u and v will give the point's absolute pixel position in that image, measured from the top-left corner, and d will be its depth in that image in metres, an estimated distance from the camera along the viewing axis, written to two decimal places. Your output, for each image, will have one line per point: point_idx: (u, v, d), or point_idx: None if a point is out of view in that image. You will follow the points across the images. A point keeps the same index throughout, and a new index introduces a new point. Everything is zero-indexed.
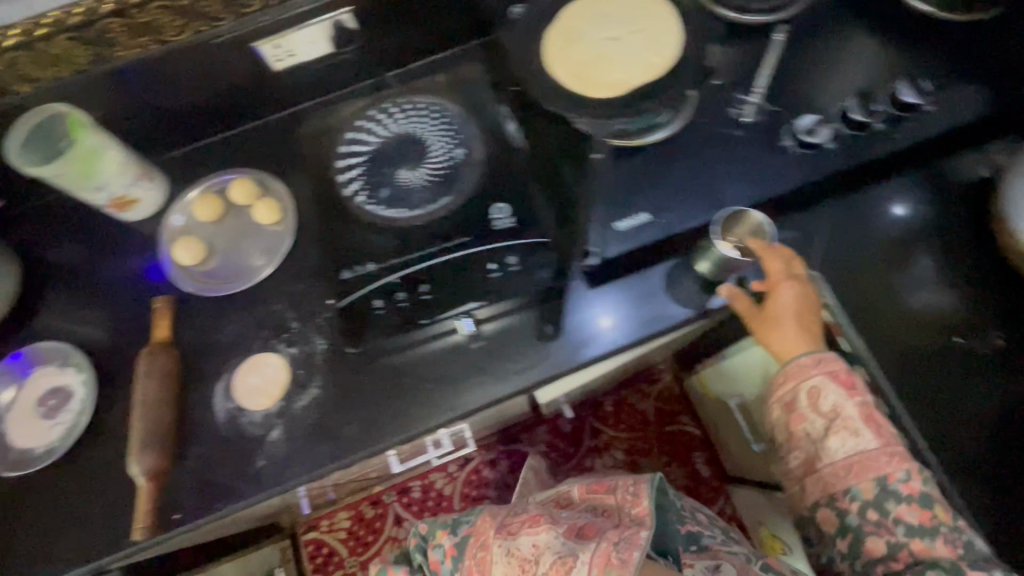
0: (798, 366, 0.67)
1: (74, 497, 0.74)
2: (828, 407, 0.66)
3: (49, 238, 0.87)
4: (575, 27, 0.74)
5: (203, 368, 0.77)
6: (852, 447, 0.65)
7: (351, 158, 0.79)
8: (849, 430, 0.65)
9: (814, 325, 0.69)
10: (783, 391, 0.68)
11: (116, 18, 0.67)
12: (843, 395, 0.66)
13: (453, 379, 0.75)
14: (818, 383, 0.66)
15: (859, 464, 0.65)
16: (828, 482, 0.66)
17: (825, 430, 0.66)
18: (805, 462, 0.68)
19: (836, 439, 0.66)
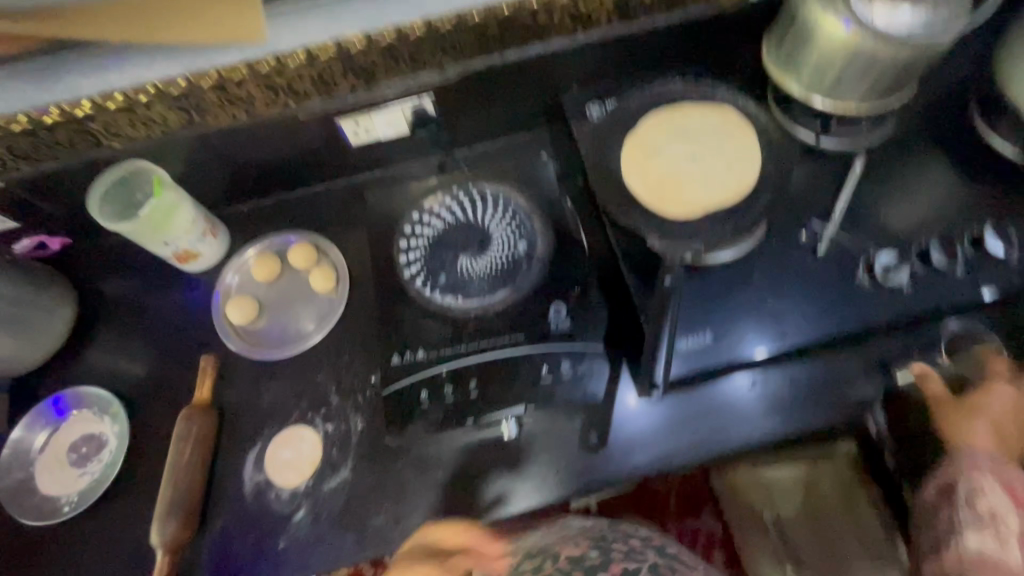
0: (973, 459, 0.65)
1: (92, 553, 0.72)
2: (987, 507, 0.62)
3: (107, 279, 0.88)
4: (653, 140, 0.74)
5: (237, 434, 0.76)
6: (989, 546, 0.60)
7: (413, 241, 0.80)
8: (999, 533, 0.61)
9: (1014, 439, 0.68)
10: (941, 477, 0.66)
11: (213, 91, 0.70)
12: (1005, 504, 0.62)
13: (489, 479, 0.72)
14: (988, 482, 0.63)
15: (988, 561, 0.60)
16: (948, 562, 0.61)
17: (970, 523, 0.62)
18: (934, 541, 0.64)
19: (976, 534, 0.61)
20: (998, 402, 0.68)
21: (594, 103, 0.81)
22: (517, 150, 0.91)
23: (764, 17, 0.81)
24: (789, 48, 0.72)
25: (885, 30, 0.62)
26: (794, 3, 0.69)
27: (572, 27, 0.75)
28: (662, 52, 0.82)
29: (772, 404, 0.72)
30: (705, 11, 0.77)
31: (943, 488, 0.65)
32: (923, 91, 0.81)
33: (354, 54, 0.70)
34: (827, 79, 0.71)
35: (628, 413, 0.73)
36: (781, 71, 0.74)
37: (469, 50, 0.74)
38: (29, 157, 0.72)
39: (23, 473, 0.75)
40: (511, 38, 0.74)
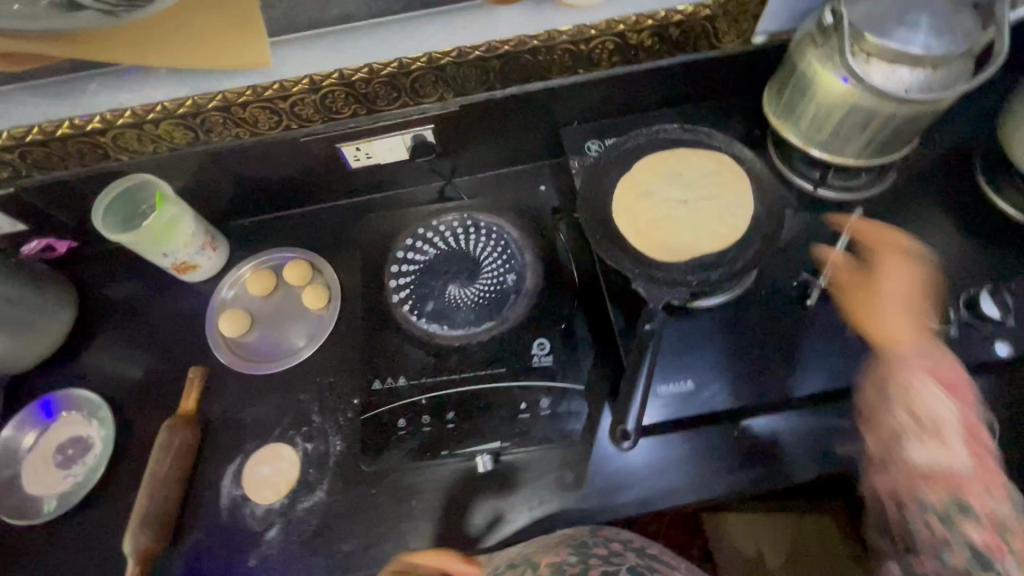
0: (898, 359, 0.60)
1: (68, 556, 0.73)
2: (927, 415, 0.55)
3: (108, 285, 0.90)
4: (646, 181, 0.74)
5: (219, 447, 0.77)
6: (937, 457, 0.53)
7: (404, 266, 0.80)
8: (942, 440, 0.54)
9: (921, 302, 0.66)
10: (874, 376, 0.61)
11: (219, 112, 0.72)
12: (947, 403, 0.56)
13: (462, 511, 0.72)
14: (927, 385, 0.57)
15: (938, 472, 0.53)
16: (899, 478, 0.55)
17: (910, 430, 0.56)
18: (881, 452, 0.57)
19: (919, 445, 0.54)
20: (892, 280, 0.67)
21: (592, 140, 0.82)
22: (516, 179, 0.92)
23: (767, 65, 0.81)
24: (789, 97, 0.72)
25: (883, 88, 0.62)
26: (795, 54, 0.69)
27: (573, 65, 0.76)
28: (663, 93, 0.83)
29: (752, 454, 0.71)
30: (708, 56, 0.77)
31: (881, 395, 0.59)
32: (923, 147, 0.81)
33: (356, 83, 0.71)
34: (824, 130, 0.70)
35: (606, 452, 0.73)
36: (780, 119, 0.74)
37: (471, 84, 0.75)
38: (40, 165, 0.74)
39: (10, 472, 0.77)
40: (512, 74, 0.75)
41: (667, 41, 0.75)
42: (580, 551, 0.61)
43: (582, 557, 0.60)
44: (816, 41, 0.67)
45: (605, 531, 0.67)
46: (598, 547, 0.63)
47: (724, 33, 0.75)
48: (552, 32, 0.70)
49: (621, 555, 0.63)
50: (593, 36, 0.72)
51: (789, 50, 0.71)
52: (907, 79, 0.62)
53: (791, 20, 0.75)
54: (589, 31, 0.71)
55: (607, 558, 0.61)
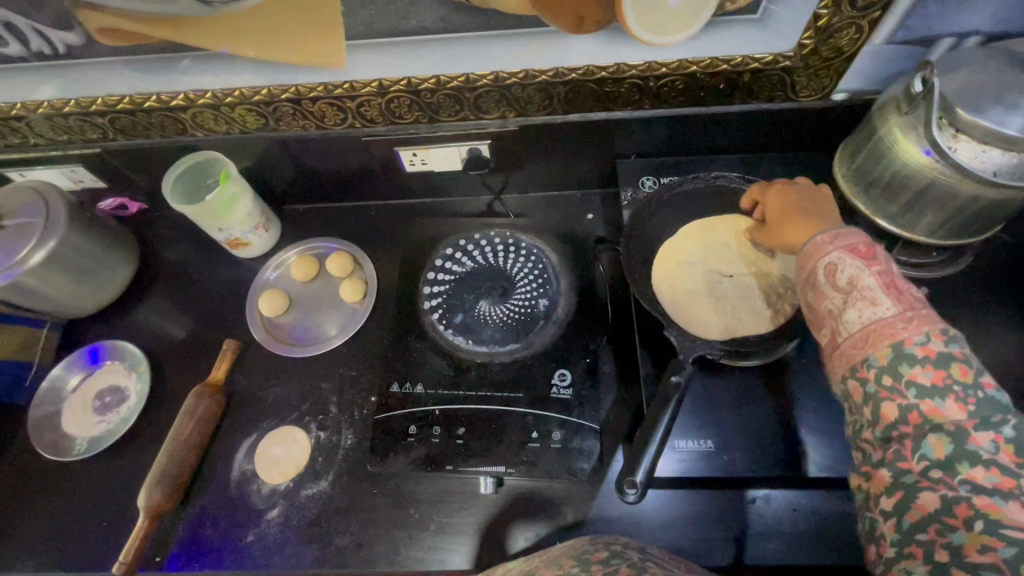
0: (809, 246, 0.52)
1: (86, 499, 0.77)
2: (844, 279, 0.49)
3: (166, 249, 0.95)
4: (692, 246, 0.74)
5: (239, 421, 0.80)
6: (872, 317, 0.46)
7: (440, 274, 0.82)
8: (868, 298, 0.47)
9: (830, 213, 0.58)
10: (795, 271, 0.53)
11: (290, 103, 0.76)
12: (859, 266, 0.48)
13: (456, 528, 0.71)
14: (835, 257, 0.50)
15: (876, 330, 0.46)
16: (846, 356, 0.48)
17: (841, 304, 0.48)
18: (828, 342, 0.50)
19: (851, 310, 0.48)
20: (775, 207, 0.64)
21: (647, 177, 0.82)
22: (565, 203, 0.92)
23: (844, 124, 0.77)
24: (861, 161, 0.69)
25: (967, 167, 0.57)
26: (877, 118, 0.66)
27: (638, 99, 0.75)
28: (728, 139, 0.80)
29: (765, 529, 0.67)
30: (781, 107, 0.75)
31: (808, 283, 0.51)
32: (999, 237, 0.76)
33: (421, 91, 0.73)
34: (895, 201, 0.66)
35: (612, 497, 0.71)
36: (850, 183, 0.71)
37: (533, 106, 0.76)
38: (126, 132, 0.80)
39: (52, 408, 0.83)
40: (575, 101, 0.75)
41: (738, 87, 0.73)
42: (582, 559, 0.48)
43: (584, 567, 0.46)
44: (900, 108, 0.63)
45: (606, 537, 0.53)
46: (598, 551, 0.49)
47: (801, 86, 0.72)
48: (622, 65, 0.69)
49: (623, 555, 0.48)
50: (663, 74, 0.71)
51: (871, 113, 0.68)
52: (997, 160, 0.57)
53: (879, 82, 0.71)
54: (660, 68, 0.70)
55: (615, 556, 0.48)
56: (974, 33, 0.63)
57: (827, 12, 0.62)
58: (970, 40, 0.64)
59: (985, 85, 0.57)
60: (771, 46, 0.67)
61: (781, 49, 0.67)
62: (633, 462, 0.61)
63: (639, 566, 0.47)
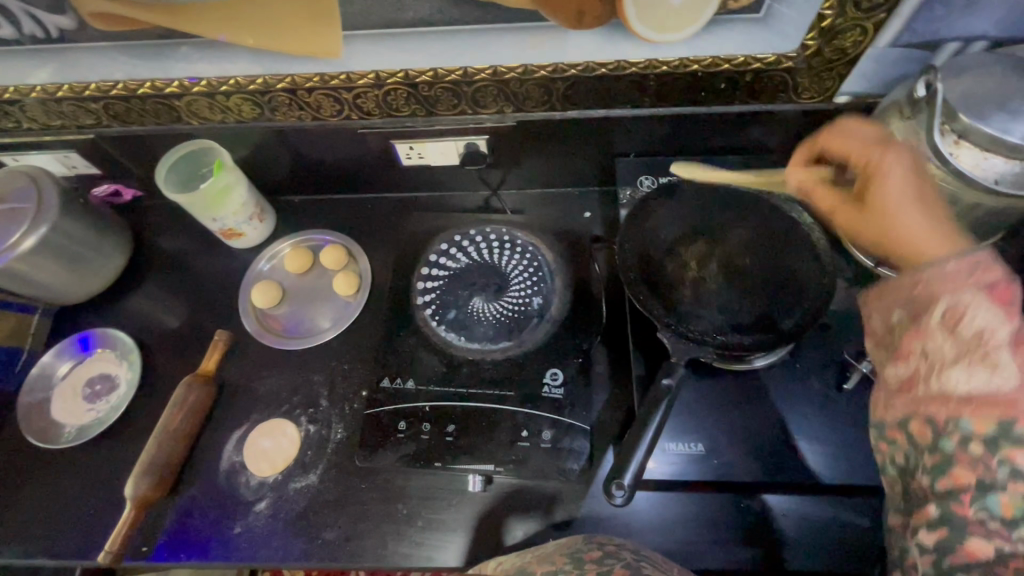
0: (932, 273, 0.43)
1: (74, 487, 0.77)
2: (971, 328, 0.39)
3: (160, 237, 0.95)
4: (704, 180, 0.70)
5: (230, 412, 0.80)
6: (985, 386, 0.37)
7: (434, 270, 0.81)
8: (989, 360, 0.38)
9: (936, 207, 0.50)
10: (894, 287, 0.45)
11: (285, 93, 0.75)
12: (996, 315, 0.39)
13: (443, 525, 0.71)
14: (968, 297, 0.40)
15: (987, 400, 0.37)
16: (924, 405, 0.40)
17: (952, 357, 0.39)
18: (903, 377, 0.42)
19: (960, 369, 0.38)
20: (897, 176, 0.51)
21: (646, 176, 0.81)
22: (563, 201, 0.91)
23: None
24: None
25: (968, 174, 0.57)
26: (879, 122, 0.65)
27: (639, 97, 0.74)
28: (728, 140, 0.80)
29: (753, 534, 0.67)
30: (783, 109, 0.74)
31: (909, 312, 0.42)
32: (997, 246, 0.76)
33: (418, 84, 0.72)
34: None
35: (600, 497, 0.71)
36: None
37: (531, 102, 0.75)
38: (120, 119, 0.79)
39: (42, 394, 0.83)
40: (574, 98, 0.74)
41: (740, 87, 0.72)
42: (575, 558, 0.50)
43: (578, 564, 0.48)
44: (903, 112, 0.62)
45: (599, 536, 0.55)
46: (591, 551, 0.51)
47: (803, 88, 0.71)
48: (621, 62, 0.68)
49: (616, 556, 0.50)
50: (663, 72, 0.70)
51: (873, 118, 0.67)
52: (999, 168, 0.57)
53: (882, 85, 0.70)
54: (661, 66, 0.69)
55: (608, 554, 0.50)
56: (979, 38, 0.62)
57: (831, 14, 0.61)
58: (975, 45, 0.63)
59: (989, 91, 0.56)
60: (775, 46, 0.66)
61: (784, 50, 0.66)
62: (622, 463, 0.61)
63: (634, 564, 0.49)
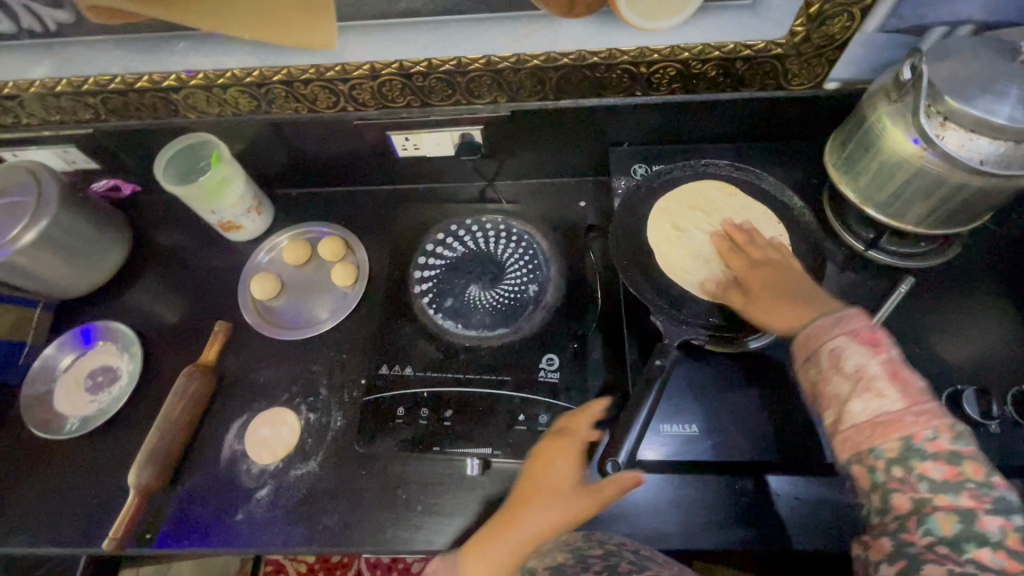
0: (811, 329, 0.53)
1: (77, 477, 0.78)
2: (852, 366, 0.48)
3: (159, 230, 0.95)
4: (678, 233, 0.74)
5: (230, 401, 0.81)
6: (877, 410, 0.46)
7: (431, 259, 0.82)
8: (874, 390, 0.46)
9: (812, 285, 0.60)
10: (796, 350, 0.54)
11: (281, 85, 0.75)
12: (865, 351, 0.48)
13: (443, 509, 0.72)
14: (839, 342, 0.50)
15: (885, 424, 0.45)
16: (850, 443, 0.47)
17: (848, 392, 0.47)
18: (830, 423, 0.49)
19: (857, 401, 0.47)
20: (770, 274, 0.64)
21: (640, 164, 0.82)
22: (558, 190, 0.92)
23: (836, 113, 0.77)
24: (852, 150, 0.69)
25: (955, 155, 0.58)
26: (867, 106, 0.66)
27: (631, 86, 0.75)
28: (721, 128, 0.81)
29: (747, 513, 0.68)
30: (774, 96, 0.75)
31: (812, 366, 0.51)
32: (986, 229, 0.77)
33: (413, 75, 0.73)
34: (885, 189, 0.67)
35: None
36: (840, 172, 0.72)
37: (525, 91, 0.76)
38: (118, 112, 0.80)
39: (45, 387, 0.84)
40: (567, 87, 0.75)
41: (730, 75, 0.73)
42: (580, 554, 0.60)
43: None
44: (889, 95, 0.63)
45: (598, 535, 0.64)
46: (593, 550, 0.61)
47: (793, 75, 0.72)
48: (614, 51, 0.69)
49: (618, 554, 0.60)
50: (654, 60, 0.71)
51: (862, 102, 0.68)
52: (984, 149, 0.58)
53: (871, 71, 0.71)
54: (651, 54, 0.70)
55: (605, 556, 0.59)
56: (966, 22, 0.63)
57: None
58: (963, 28, 0.64)
59: (974, 73, 0.57)
60: (764, 32, 0.66)
61: (773, 37, 0.67)
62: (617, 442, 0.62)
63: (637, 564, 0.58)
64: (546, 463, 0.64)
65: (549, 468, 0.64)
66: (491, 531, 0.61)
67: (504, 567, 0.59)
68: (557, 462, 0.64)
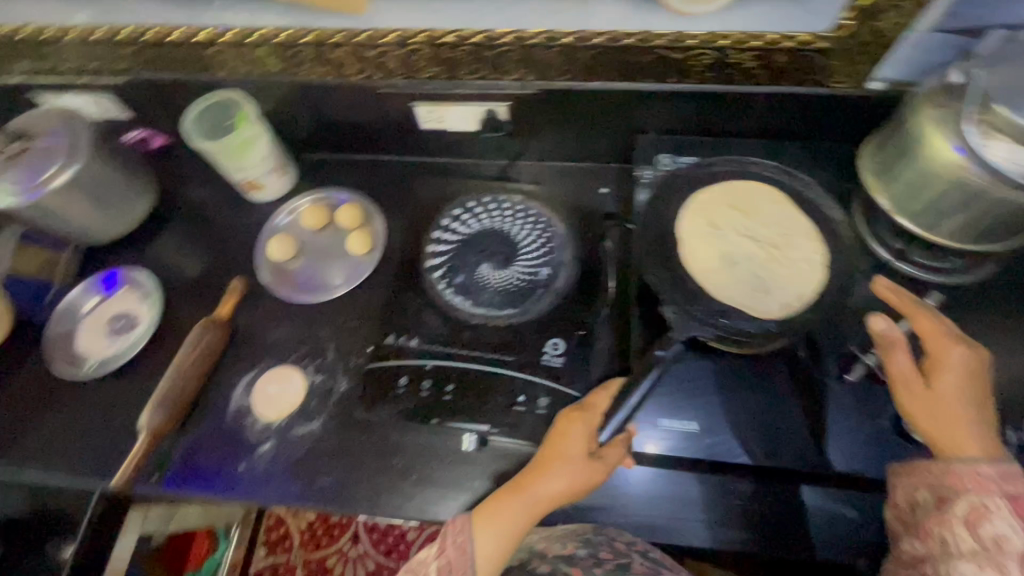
0: (969, 472, 0.54)
1: (93, 416, 0.82)
2: (988, 533, 0.51)
3: (183, 184, 0.97)
4: (701, 227, 0.71)
5: (241, 357, 0.83)
6: None
7: (446, 234, 0.82)
8: (1000, 565, 0.50)
9: (984, 405, 0.59)
10: (927, 471, 0.57)
11: (310, 48, 0.75)
12: (1014, 527, 0.50)
13: (438, 480, 0.73)
14: (994, 503, 0.52)
15: None
16: None
17: (967, 551, 0.51)
18: (919, 554, 0.55)
19: (968, 563, 0.51)
20: (956, 371, 0.59)
21: (665, 153, 0.80)
22: (579, 175, 0.90)
23: (878, 115, 0.73)
24: (888, 156, 0.67)
25: (1002, 170, 0.55)
26: (908, 110, 0.63)
27: (663, 71, 0.72)
28: (751, 123, 0.78)
29: (739, 513, 0.69)
30: (809, 93, 0.72)
31: (938, 501, 0.55)
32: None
33: (440, 46, 0.71)
34: (921, 201, 0.64)
35: None
36: (874, 178, 0.69)
37: (554, 70, 0.73)
38: (152, 63, 0.81)
39: (68, 328, 0.87)
40: (598, 68, 0.73)
41: (768, 67, 0.70)
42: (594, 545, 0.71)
43: None
44: (936, 101, 0.60)
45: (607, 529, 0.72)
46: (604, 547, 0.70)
47: (833, 72, 0.69)
48: (649, 33, 0.67)
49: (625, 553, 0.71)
50: (691, 45, 0.67)
51: (904, 106, 0.64)
52: None
53: (918, 73, 0.67)
54: (688, 40, 0.67)
55: (616, 554, 0.70)
56: None
57: None
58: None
59: None
60: (805, 24, 0.64)
61: (815, 29, 0.64)
62: (604, 420, 0.65)
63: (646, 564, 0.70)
64: (561, 435, 0.65)
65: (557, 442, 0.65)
66: (503, 495, 0.64)
67: (514, 533, 0.62)
68: (572, 434, 0.64)
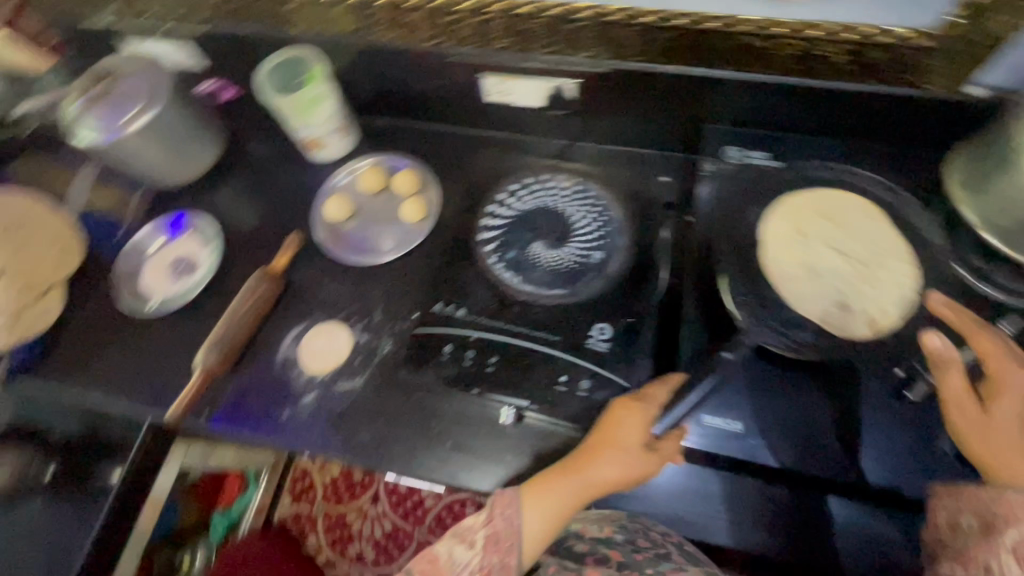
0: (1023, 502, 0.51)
1: (152, 350, 0.86)
2: None
3: (248, 138, 1.00)
4: (767, 229, 0.71)
5: (292, 310, 0.85)
6: None
7: (502, 209, 0.83)
8: None
9: None
10: (975, 496, 0.54)
11: (386, 10, 0.76)
12: None
13: (471, 450, 0.74)
14: None
15: None
16: None
17: None
18: None
19: None
20: (1015, 396, 0.56)
21: (732, 146, 0.78)
22: (639, 163, 0.87)
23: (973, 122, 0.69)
24: (984, 167, 0.62)
25: None
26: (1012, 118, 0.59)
27: (743, 59, 0.70)
28: (832, 121, 0.74)
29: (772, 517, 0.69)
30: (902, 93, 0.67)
31: (985, 527, 0.53)
32: None
33: (516, 16, 0.71)
34: (1009, 215, 0.60)
35: None
36: (964, 188, 0.65)
37: (629, 49, 0.72)
38: (236, 14, 0.84)
39: (134, 266, 0.92)
40: (673, 51, 0.71)
41: (858, 62, 0.66)
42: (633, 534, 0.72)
43: None
44: None
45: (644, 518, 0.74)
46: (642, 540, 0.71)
47: (927, 72, 0.65)
48: (734, 17, 0.64)
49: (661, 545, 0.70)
50: (777, 33, 0.65)
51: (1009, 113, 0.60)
52: None
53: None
54: (773, 28, 0.64)
55: (654, 544, 0.70)
56: None
57: None
58: None
59: None
60: (905, 19, 0.60)
61: (917, 24, 0.60)
62: (662, 412, 0.64)
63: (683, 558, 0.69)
64: (616, 422, 0.65)
65: (612, 429, 0.64)
66: (554, 475, 0.65)
67: (562, 513, 0.63)
68: (626, 423, 0.64)
